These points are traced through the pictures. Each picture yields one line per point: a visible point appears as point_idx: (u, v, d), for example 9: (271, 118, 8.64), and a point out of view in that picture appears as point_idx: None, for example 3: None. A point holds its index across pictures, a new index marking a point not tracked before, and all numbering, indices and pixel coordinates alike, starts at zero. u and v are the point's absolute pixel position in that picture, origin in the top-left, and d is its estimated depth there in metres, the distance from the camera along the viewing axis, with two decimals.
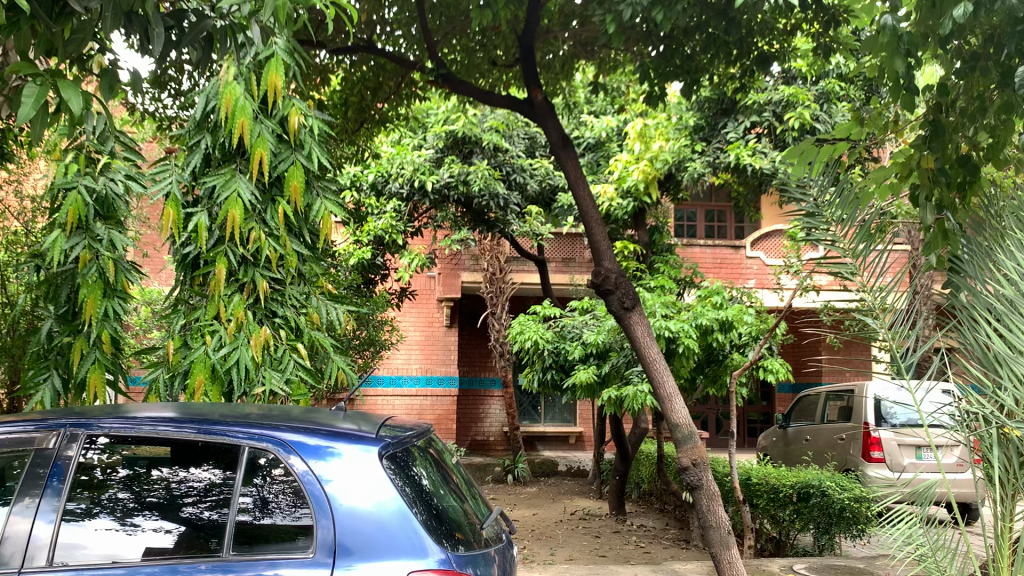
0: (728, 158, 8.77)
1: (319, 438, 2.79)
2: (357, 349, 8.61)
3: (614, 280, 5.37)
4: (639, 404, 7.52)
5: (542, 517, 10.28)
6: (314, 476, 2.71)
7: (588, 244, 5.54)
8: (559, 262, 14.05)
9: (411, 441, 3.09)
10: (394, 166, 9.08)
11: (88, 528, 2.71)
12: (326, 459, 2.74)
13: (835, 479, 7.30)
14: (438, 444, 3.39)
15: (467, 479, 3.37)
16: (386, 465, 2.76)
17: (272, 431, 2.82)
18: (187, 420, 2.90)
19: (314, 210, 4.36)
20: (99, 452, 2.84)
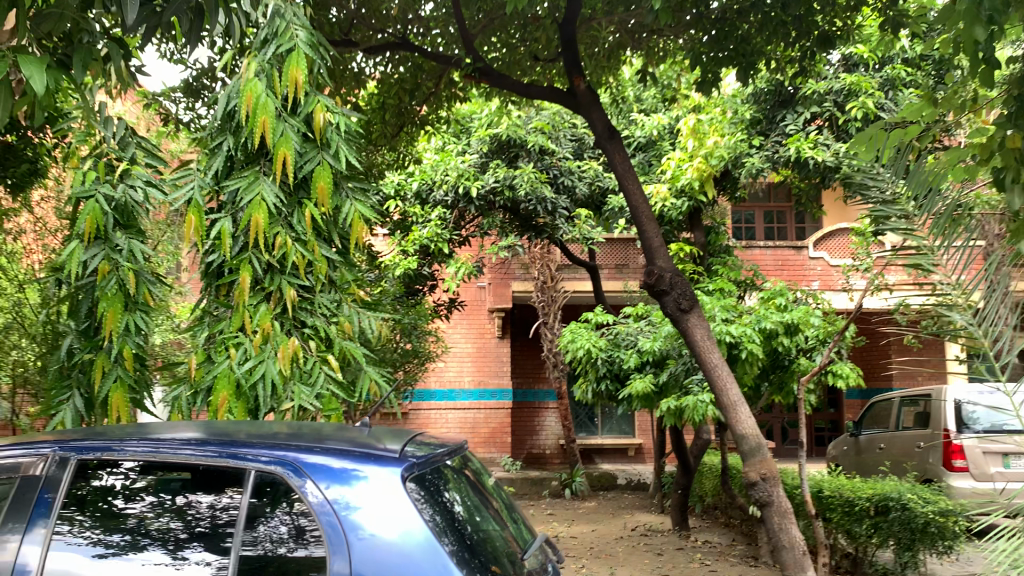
0: (788, 152, 8.30)
1: (346, 460, 2.48)
2: (405, 362, 8.34)
3: (668, 280, 4.98)
4: (701, 415, 7.09)
5: (601, 534, 9.85)
6: (334, 502, 2.40)
7: (639, 241, 5.15)
8: (612, 268, 13.66)
9: (442, 463, 2.77)
10: (438, 173, 8.82)
11: (136, 562, 2.47)
12: (350, 483, 2.43)
13: (917, 491, 6.71)
14: (476, 464, 3.06)
15: (509, 505, 3.04)
16: (411, 488, 2.45)
17: (293, 453, 2.53)
18: (213, 440, 2.63)
19: (344, 213, 4.07)
20: (123, 478, 2.62)
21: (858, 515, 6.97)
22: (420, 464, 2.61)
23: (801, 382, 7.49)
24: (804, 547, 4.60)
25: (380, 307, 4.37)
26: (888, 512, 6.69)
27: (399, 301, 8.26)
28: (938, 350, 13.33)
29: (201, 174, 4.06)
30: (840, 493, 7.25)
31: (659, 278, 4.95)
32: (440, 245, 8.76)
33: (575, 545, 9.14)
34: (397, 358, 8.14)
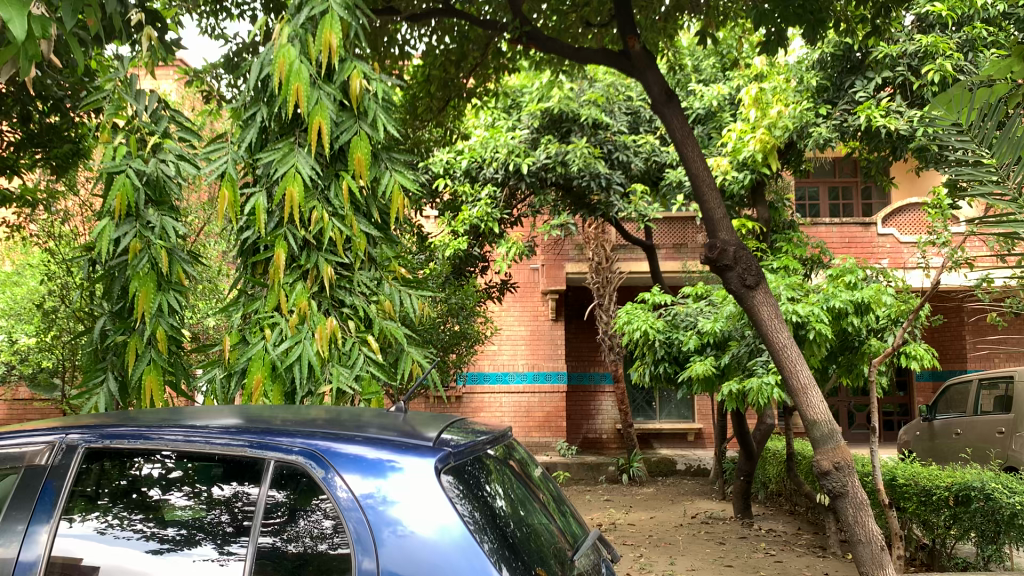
0: (858, 120, 7.83)
1: (381, 451, 2.24)
2: (457, 345, 8.13)
3: (731, 254, 4.63)
4: (766, 399, 6.73)
5: (660, 521, 9.54)
6: (366, 497, 2.16)
7: (699, 212, 4.82)
8: (669, 248, 13.25)
9: (482, 453, 2.52)
10: (488, 150, 8.57)
11: (189, 558, 2.24)
12: (386, 475, 2.19)
13: (1002, 481, 6.23)
14: (519, 452, 2.82)
15: (558, 498, 2.79)
16: (447, 481, 2.21)
17: (326, 442, 2.29)
18: (249, 428, 2.40)
19: (383, 185, 3.84)
20: (162, 467, 2.40)
21: (937, 505, 6.54)
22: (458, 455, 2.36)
23: (873, 364, 7.06)
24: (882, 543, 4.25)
25: (423, 285, 4.12)
26: (969, 501, 6.26)
27: (451, 282, 8.03)
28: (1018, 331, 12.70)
29: (235, 147, 3.89)
30: (916, 481, 6.81)
31: (722, 252, 4.61)
32: (491, 225, 8.49)
33: (633, 533, 8.85)
34: (449, 340, 7.93)
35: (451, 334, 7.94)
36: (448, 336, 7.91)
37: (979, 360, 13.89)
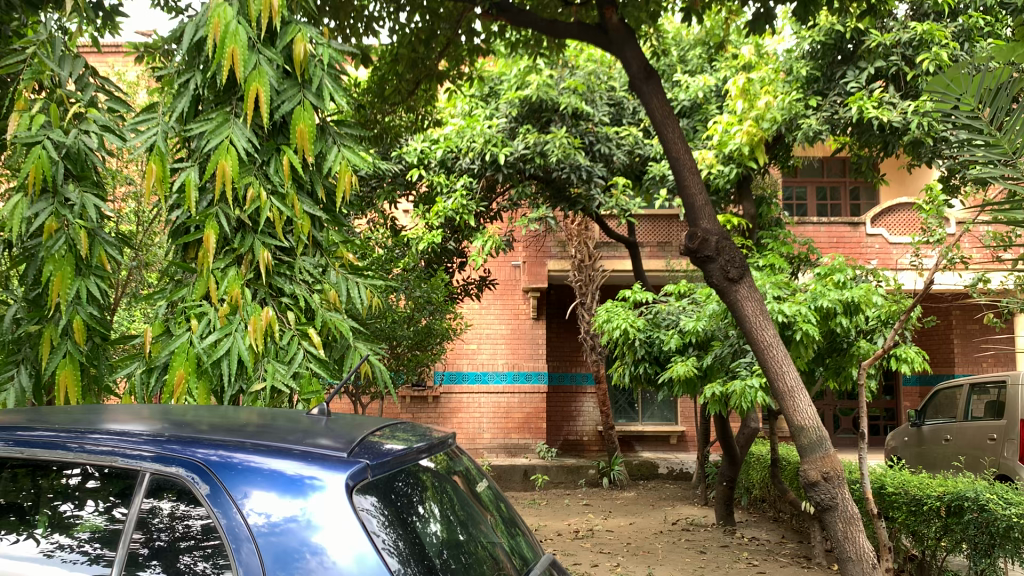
0: (849, 112, 7.51)
1: (302, 465, 1.90)
2: (428, 343, 7.76)
3: (713, 243, 4.29)
4: (749, 402, 6.38)
5: (640, 527, 9.19)
6: (284, 520, 1.83)
7: (680, 199, 4.47)
8: (654, 247, 12.92)
9: (416, 465, 2.19)
10: (464, 140, 8.19)
11: None
12: (308, 496, 1.85)
13: (997, 490, 5.87)
14: (463, 464, 2.48)
15: (507, 517, 2.46)
16: (372, 504, 1.89)
17: (240, 453, 1.96)
18: (176, 437, 2.05)
19: (329, 161, 3.47)
20: (82, 477, 2.06)
21: (927, 516, 6.22)
22: (384, 470, 2.03)
23: (863, 367, 6.73)
24: (873, 560, 3.92)
25: (376, 273, 3.74)
26: (962, 512, 5.89)
27: (423, 277, 7.66)
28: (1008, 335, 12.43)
29: (166, 117, 3.49)
30: (906, 489, 6.48)
31: (704, 242, 4.26)
32: (466, 218, 8.11)
33: (611, 540, 8.49)
34: (419, 337, 7.55)
35: (421, 331, 7.55)
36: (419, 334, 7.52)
37: (966, 364, 13.65)
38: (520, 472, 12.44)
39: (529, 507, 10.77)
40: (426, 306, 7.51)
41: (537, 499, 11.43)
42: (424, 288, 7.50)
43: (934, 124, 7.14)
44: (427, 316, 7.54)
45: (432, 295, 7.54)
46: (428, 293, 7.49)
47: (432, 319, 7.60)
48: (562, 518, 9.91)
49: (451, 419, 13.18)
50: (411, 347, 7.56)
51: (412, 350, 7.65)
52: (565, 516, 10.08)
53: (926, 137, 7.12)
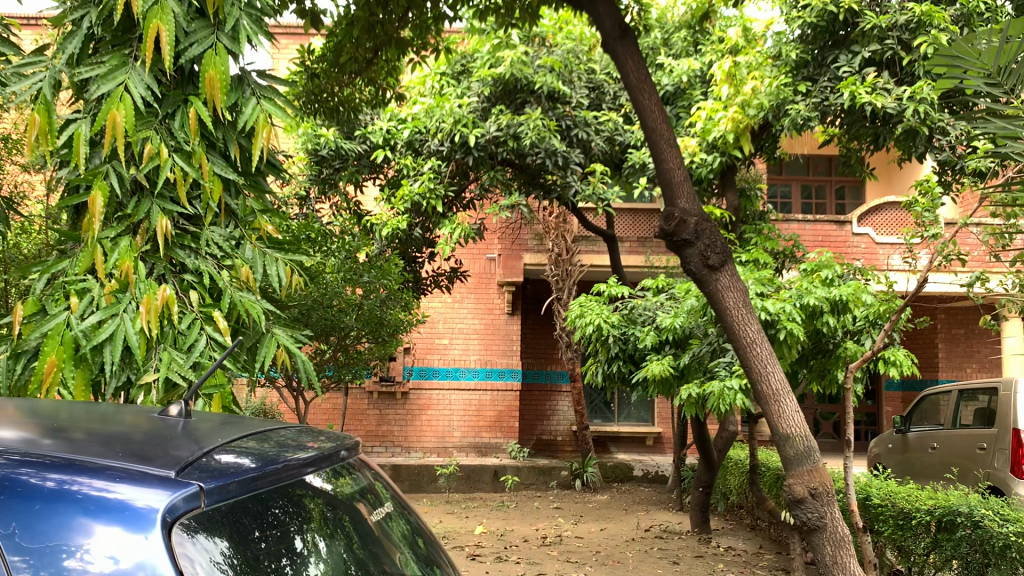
0: (840, 99, 7.06)
1: (152, 492, 1.41)
2: (387, 334, 7.24)
3: (692, 225, 3.83)
4: (728, 405, 5.92)
5: (610, 534, 8.72)
6: (131, 569, 1.33)
7: (655, 175, 4.01)
8: (633, 242, 12.49)
9: (299, 485, 1.71)
10: (433, 120, 7.70)
11: None
12: (150, 533, 1.36)
13: (990, 503, 5.45)
14: (368, 483, 2.03)
15: (423, 556, 2.02)
16: (223, 550, 1.42)
17: (86, 479, 1.45)
18: (19, 456, 1.52)
19: (245, 115, 2.99)
20: None
21: (916, 532, 5.78)
22: (249, 499, 1.55)
23: (849, 371, 6.30)
24: None
25: (300, 250, 3.26)
26: (954, 528, 5.46)
27: (382, 263, 7.13)
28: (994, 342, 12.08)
29: (55, 59, 2.97)
30: (893, 502, 6.04)
31: (682, 223, 3.80)
32: (433, 203, 7.60)
33: (579, 548, 8.01)
34: (377, 328, 7.03)
35: (379, 323, 7.03)
36: (376, 324, 6.98)
37: (951, 369, 13.32)
38: (489, 472, 11.94)
39: (497, 510, 10.29)
40: (383, 295, 7.01)
41: (506, 501, 10.97)
42: (381, 275, 6.99)
43: (930, 111, 6.71)
44: (386, 306, 7.04)
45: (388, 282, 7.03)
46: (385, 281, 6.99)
47: (389, 308, 7.08)
48: (529, 523, 9.43)
49: (420, 416, 12.67)
50: (369, 339, 7.05)
51: (368, 341, 7.12)
52: (533, 520, 9.60)
53: (922, 126, 6.68)
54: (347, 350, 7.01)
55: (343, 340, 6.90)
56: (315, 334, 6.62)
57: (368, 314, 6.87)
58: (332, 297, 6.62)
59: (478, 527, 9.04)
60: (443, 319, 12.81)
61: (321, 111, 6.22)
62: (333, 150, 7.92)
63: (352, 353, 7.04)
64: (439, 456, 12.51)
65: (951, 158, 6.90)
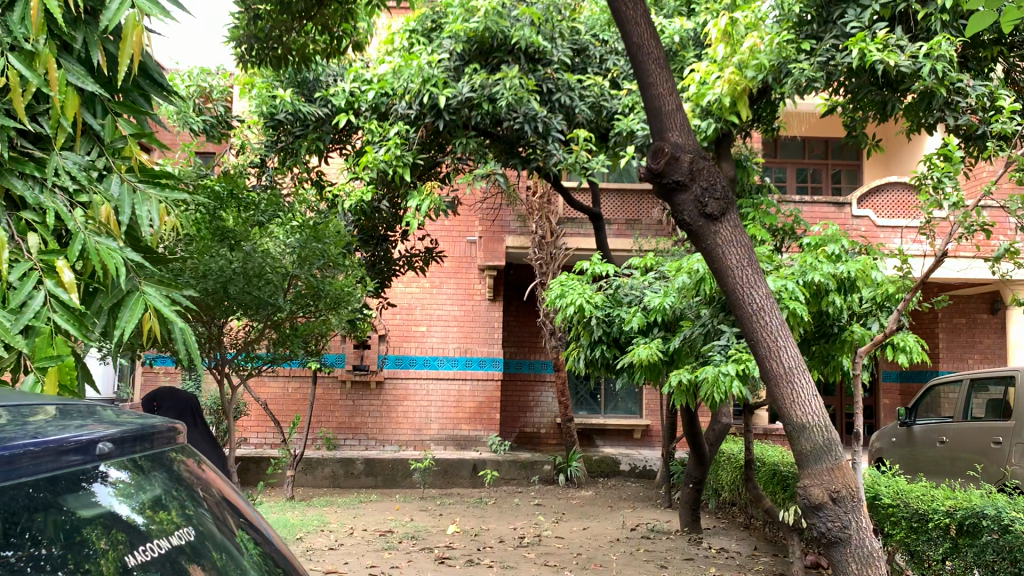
0: (848, 57, 6.37)
1: None
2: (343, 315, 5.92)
3: (686, 162, 3.41)
4: (723, 393, 5.25)
5: (593, 534, 8.07)
6: None
7: (643, 102, 3.58)
8: (622, 224, 11.84)
9: (81, 505, 1.25)
10: (400, 80, 7.01)
11: None
12: None
13: (1016, 502, 4.83)
14: (214, 524, 1.58)
15: None
16: None
17: None
18: None
19: (112, 10, 2.30)
20: None
21: (932, 536, 5.14)
22: None
23: (857, 356, 5.66)
24: None
25: (180, 187, 2.61)
26: (976, 531, 4.82)
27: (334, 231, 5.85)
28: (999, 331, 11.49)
29: None
30: (905, 501, 5.40)
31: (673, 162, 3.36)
32: (401, 171, 6.89)
33: (559, 550, 7.34)
34: (318, 302, 5.64)
35: (336, 303, 5.78)
36: (321, 300, 5.66)
37: (952, 360, 12.73)
38: (468, 466, 11.25)
39: (474, 507, 9.66)
40: (331, 265, 5.68)
41: (484, 497, 10.34)
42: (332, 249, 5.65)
43: (948, 71, 6.05)
44: (332, 280, 5.69)
45: (327, 253, 5.63)
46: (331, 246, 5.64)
47: (330, 280, 5.67)
48: (507, 522, 8.77)
49: (396, 408, 11.98)
50: (321, 320, 5.75)
51: (319, 324, 5.80)
52: (512, 518, 8.93)
53: (940, 86, 6.01)
54: (290, 330, 5.68)
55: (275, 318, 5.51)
56: (239, 308, 5.17)
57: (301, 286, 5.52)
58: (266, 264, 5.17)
59: (451, 525, 8.35)
60: (421, 305, 12.12)
61: (268, 59, 5.62)
62: (292, 113, 7.22)
63: (297, 333, 5.72)
64: (415, 449, 11.86)
65: (970, 123, 6.25)
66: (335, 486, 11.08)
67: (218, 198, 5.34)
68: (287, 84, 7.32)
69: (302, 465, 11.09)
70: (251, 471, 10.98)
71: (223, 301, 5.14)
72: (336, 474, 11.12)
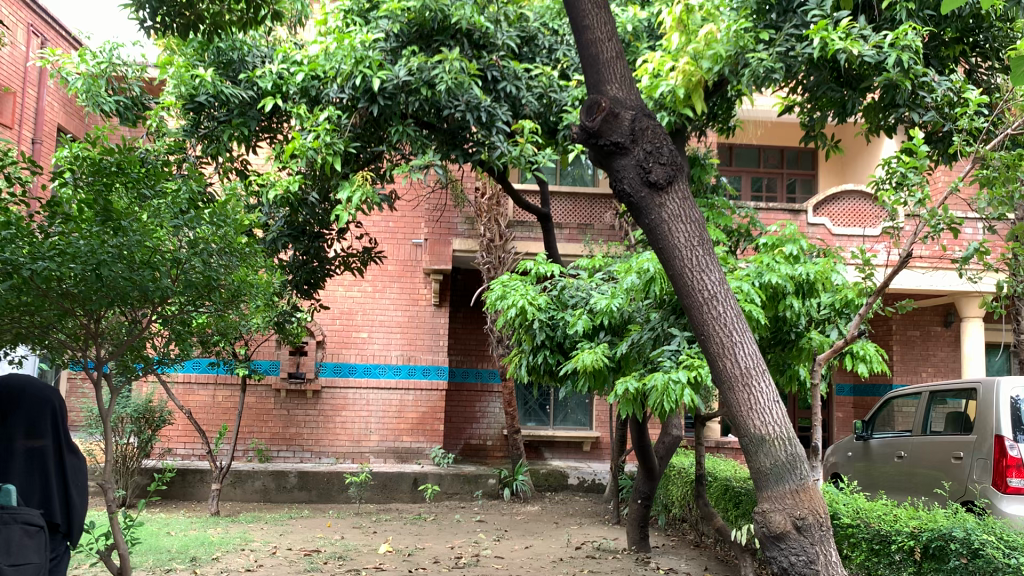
0: (809, 47, 6.03)
1: None
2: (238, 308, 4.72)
3: (627, 122, 3.53)
4: (673, 403, 4.79)
5: (536, 553, 7.58)
6: None
7: (582, 55, 3.75)
8: (573, 228, 11.41)
9: None
10: (332, 61, 6.51)
11: None
12: None
13: (984, 522, 4.45)
14: None
15: None
16: None
17: None
18: None
19: None
20: None
21: (894, 560, 4.74)
22: None
23: (816, 364, 5.25)
24: None
25: None
26: (943, 556, 4.42)
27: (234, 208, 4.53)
28: (956, 343, 11.29)
29: None
30: (865, 521, 4.98)
31: (612, 121, 3.51)
32: (330, 160, 6.35)
33: (497, 571, 6.83)
34: (210, 293, 4.35)
35: (235, 295, 4.54)
36: (215, 292, 4.34)
37: (906, 373, 12.51)
38: (408, 480, 10.68)
39: (410, 523, 9.10)
40: (232, 249, 4.38)
41: (423, 513, 9.79)
42: (233, 228, 4.36)
43: (912, 64, 5.74)
44: (229, 268, 4.39)
45: (225, 234, 4.33)
46: (230, 224, 4.35)
47: (225, 268, 4.35)
48: (444, 540, 8.23)
49: (334, 418, 11.36)
50: (215, 313, 4.52)
51: (213, 317, 4.62)
52: (450, 536, 8.41)
53: (905, 78, 5.69)
54: (182, 325, 4.51)
55: (160, 308, 4.27)
56: (109, 299, 3.88)
57: (190, 274, 4.16)
58: (146, 239, 3.90)
59: (383, 544, 7.79)
60: (362, 310, 11.54)
61: (176, 26, 5.10)
62: (213, 95, 6.66)
63: (187, 328, 4.53)
64: (353, 462, 11.26)
65: (935, 119, 5.91)
66: (266, 501, 10.44)
67: (100, 165, 4.05)
68: (208, 63, 6.79)
69: (230, 478, 10.44)
70: (175, 483, 10.28)
71: (96, 290, 3.81)
72: (267, 488, 10.49)
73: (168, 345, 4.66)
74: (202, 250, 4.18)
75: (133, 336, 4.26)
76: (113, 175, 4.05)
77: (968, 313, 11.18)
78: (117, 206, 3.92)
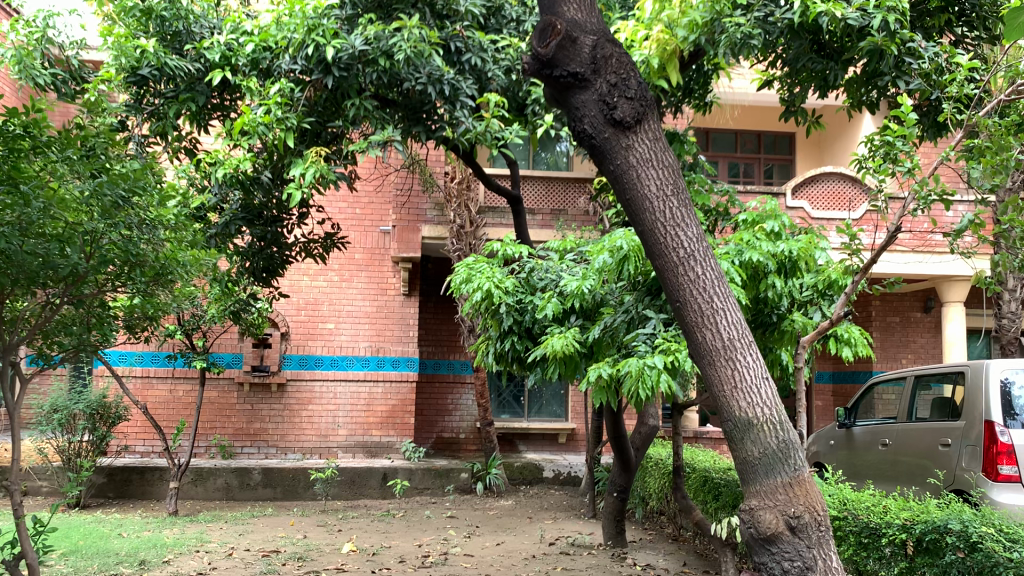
0: (789, 13, 5.71)
1: None
2: (167, 288, 4.42)
3: (586, 49, 3.44)
4: (649, 390, 4.43)
5: (508, 550, 7.24)
6: None
7: None
8: (546, 214, 11.06)
9: None
10: (284, 31, 6.10)
11: None
12: None
13: (981, 514, 4.15)
14: None
15: None
16: None
17: None
18: None
19: None
20: None
21: (884, 555, 4.43)
22: None
23: (800, 347, 4.93)
24: None
25: None
26: (939, 550, 4.11)
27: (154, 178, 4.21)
28: (938, 328, 11.09)
29: None
30: (852, 513, 4.66)
31: (568, 44, 3.44)
32: (282, 136, 5.95)
33: (465, 570, 6.47)
34: (132, 269, 4.00)
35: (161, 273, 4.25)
36: (135, 269, 3.99)
37: (885, 360, 12.29)
38: (377, 476, 10.30)
39: (378, 521, 8.72)
40: (154, 221, 4.06)
41: (392, 509, 9.42)
42: (152, 197, 4.00)
43: (898, 30, 5.43)
44: (153, 244, 4.04)
45: (148, 207, 4.02)
46: (149, 192, 3.95)
47: (147, 243, 4.00)
48: (412, 537, 7.87)
49: (300, 413, 10.93)
50: (139, 294, 4.21)
51: (137, 298, 4.32)
52: (418, 533, 8.04)
53: (890, 43, 5.39)
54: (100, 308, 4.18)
55: (77, 289, 3.90)
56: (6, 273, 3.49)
57: (106, 249, 3.78)
58: (50, 207, 3.48)
59: (347, 544, 7.42)
60: (328, 300, 11.12)
61: None
62: (157, 69, 6.22)
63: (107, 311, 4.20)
64: (320, 458, 10.85)
65: (922, 88, 5.60)
66: (228, 499, 10.02)
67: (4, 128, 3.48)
68: (151, 33, 6.37)
69: (190, 476, 10.01)
70: (132, 482, 9.86)
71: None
72: (230, 485, 10.06)
73: (91, 332, 4.23)
74: (118, 222, 3.80)
75: (49, 319, 3.89)
76: (18, 139, 3.50)
77: (950, 298, 10.96)
78: (21, 165, 3.49)
